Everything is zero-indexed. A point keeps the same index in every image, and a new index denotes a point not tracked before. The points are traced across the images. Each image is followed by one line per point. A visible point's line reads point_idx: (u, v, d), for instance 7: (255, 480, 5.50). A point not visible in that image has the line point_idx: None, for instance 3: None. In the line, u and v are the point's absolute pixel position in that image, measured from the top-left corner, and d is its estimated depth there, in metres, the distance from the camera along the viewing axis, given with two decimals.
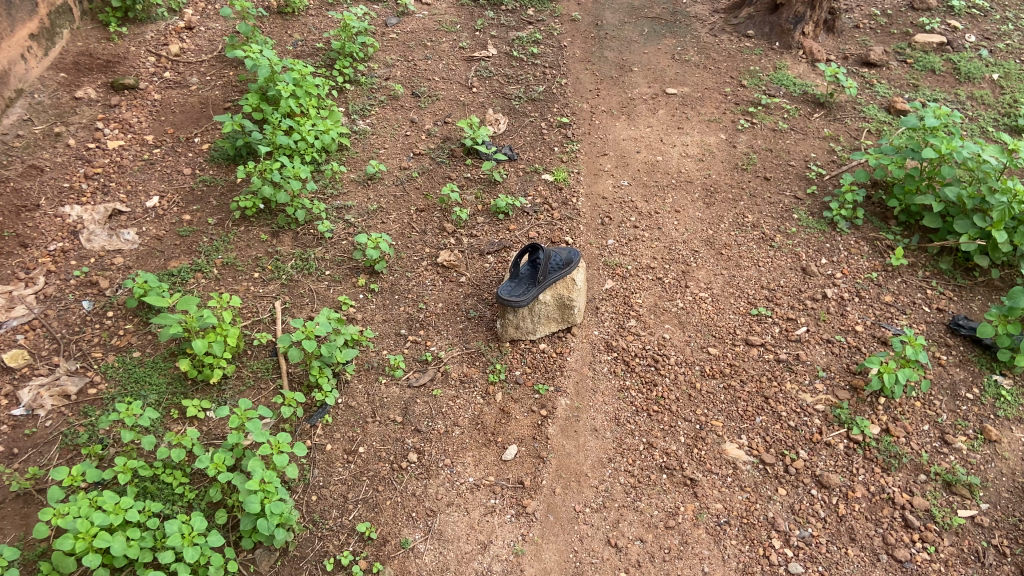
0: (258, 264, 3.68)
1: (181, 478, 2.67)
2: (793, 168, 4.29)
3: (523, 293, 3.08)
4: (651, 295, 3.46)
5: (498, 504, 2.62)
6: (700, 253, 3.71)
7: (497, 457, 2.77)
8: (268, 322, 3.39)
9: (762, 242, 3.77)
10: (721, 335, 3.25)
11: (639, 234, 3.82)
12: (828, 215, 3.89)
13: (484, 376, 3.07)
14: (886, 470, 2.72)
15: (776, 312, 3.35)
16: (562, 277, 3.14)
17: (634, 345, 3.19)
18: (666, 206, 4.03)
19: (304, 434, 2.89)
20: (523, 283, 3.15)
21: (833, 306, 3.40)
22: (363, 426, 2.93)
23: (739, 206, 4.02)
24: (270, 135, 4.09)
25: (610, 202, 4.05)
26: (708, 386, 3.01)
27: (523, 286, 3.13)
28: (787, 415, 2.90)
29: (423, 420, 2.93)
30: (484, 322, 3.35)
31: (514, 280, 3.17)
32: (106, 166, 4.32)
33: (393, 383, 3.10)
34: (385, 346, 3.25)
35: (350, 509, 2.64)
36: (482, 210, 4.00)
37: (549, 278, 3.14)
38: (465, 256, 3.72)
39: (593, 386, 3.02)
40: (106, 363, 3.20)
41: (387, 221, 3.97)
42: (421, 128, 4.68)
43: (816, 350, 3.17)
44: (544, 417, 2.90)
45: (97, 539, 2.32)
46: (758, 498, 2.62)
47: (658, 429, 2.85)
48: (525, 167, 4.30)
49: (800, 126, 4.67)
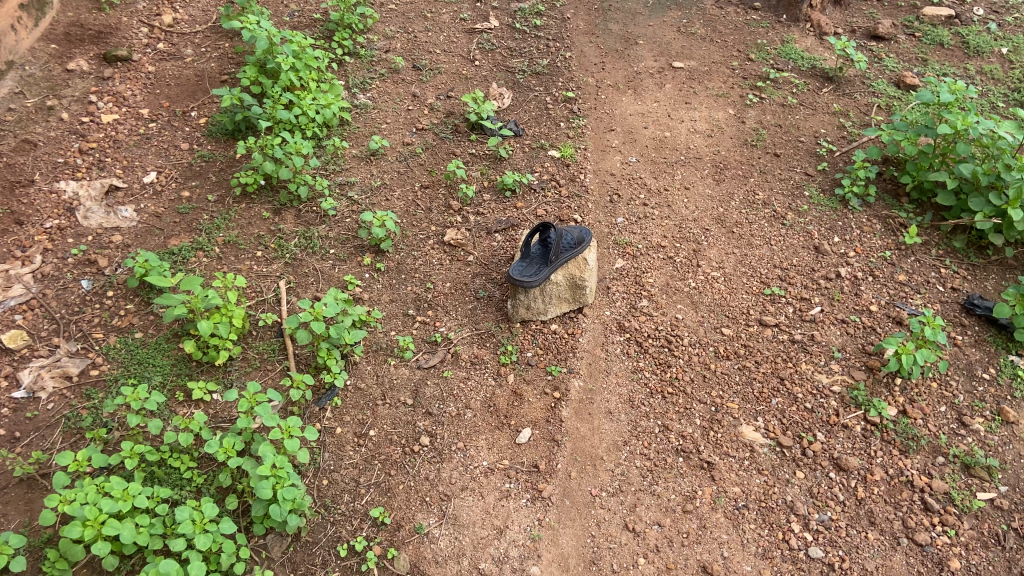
0: (261, 243, 3.60)
1: (189, 462, 2.62)
2: (802, 145, 4.23)
3: (535, 273, 3.03)
4: (662, 274, 3.41)
5: (514, 488, 2.58)
6: (711, 231, 3.65)
7: (511, 441, 2.72)
8: (273, 302, 3.32)
9: (773, 220, 3.72)
10: (735, 316, 3.20)
11: (648, 212, 3.76)
12: (840, 192, 3.83)
13: (495, 358, 3.02)
14: (904, 452, 2.70)
15: (790, 292, 3.31)
16: (574, 257, 3.09)
17: (647, 326, 3.14)
18: (675, 182, 3.96)
19: (313, 417, 2.84)
20: (535, 263, 3.09)
21: (847, 286, 3.35)
22: (373, 409, 2.88)
23: (750, 183, 3.96)
24: (270, 110, 3.98)
25: (618, 179, 3.97)
26: (723, 367, 2.97)
27: (534, 267, 3.07)
28: (803, 397, 2.86)
29: (434, 402, 2.88)
30: (493, 302, 3.30)
31: (525, 260, 3.10)
32: (101, 141, 4.21)
33: (401, 365, 3.05)
34: (393, 328, 3.20)
35: (362, 494, 2.60)
36: (488, 187, 3.92)
37: (561, 258, 3.08)
38: (472, 234, 3.65)
39: (607, 367, 2.97)
40: (107, 344, 3.13)
41: (391, 198, 3.90)
42: (423, 102, 4.58)
43: (831, 331, 3.13)
44: (557, 399, 2.85)
45: (106, 526, 2.27)
46: (776, 481, 2.59)
47: (673, 412, 2.81)
48: (531, 143, 4.21)
49: (809, 101, 4.59)
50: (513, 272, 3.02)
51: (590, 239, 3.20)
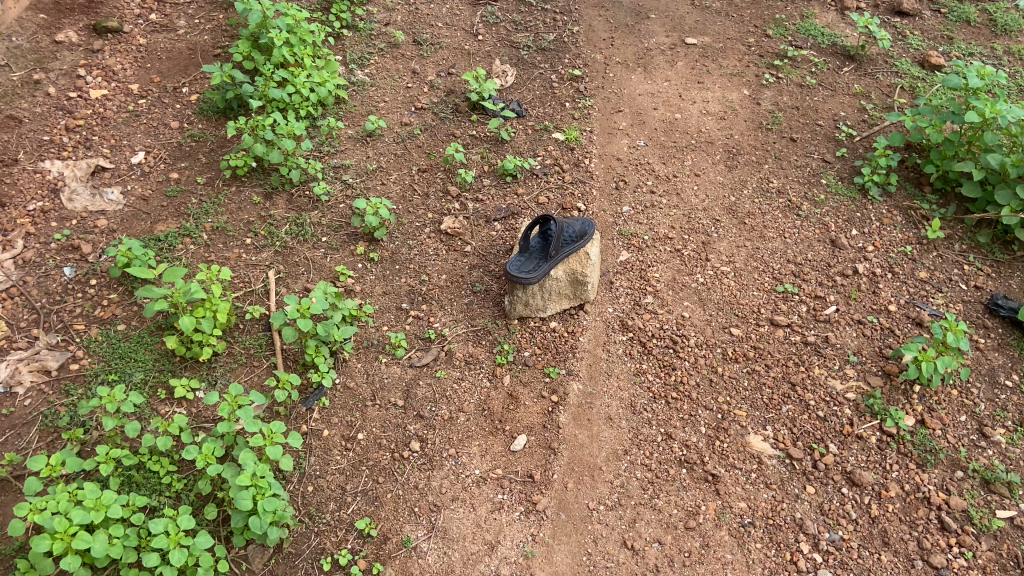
0: (250, 230, 3.46)
1: (168, 466, 2.49)
2: (820, 129, 4.03)
3: (534, 268, 2.88)
4: (669, 268, 3.25)
5: (507, 500, 2.45)
6: (722, 222, 3.48)
7: (505, 448, 2.59)
8: (262, 294, 3.18)
9: (788, 211, 3.54)
10: (744, 314, 3.04)
11: (656, 200, 3.59)
12: (859, 181, 3.65)
13: (491, 358, 2.89)
14: (921, 466, 2.55)
15: (803, 289, 3.14)
16: (576, 249, 2.93)
17: (651, 325, 2.99)
18: (685, 168, 3.78)
19: (300, 419, 2.71)
20: (535, 256, 2.93)
21: (864, 284, 3.18)
22: (362, 410, 2.75)
23: (764, 171, 3.77)
24: (262, 88, 3.81)
25: (625, 165, 3.80)
26: (731, 371, 2.82)
27: (533, 261, 2.91)
28: (815, 405, 2.71)
29: (426, 404, 2.75)
30: (491, 296, 3.15)
31: (523, 255, 2.95)
32: (88, 118, 4.05)
33: (393, 363, 2.91)
34: (385, 323, 3.06)
35: (348, 503, 2.48)
36: (488, 171, 3.76)
37: (563, 251, 2.93)
38: (471, 222, 3.49)
39: (608, 369, 2.83)
40: (88, 337, 3.00)
41: (387, 182, 3.74)
42: (423, 80, 4.39)
43: (846, 332, 2.98)
44: (554, 404, 2.71)
45: (76, 539, 2.15)
46: (785, 496, 2.45)
47: (677, 419, 2.67)
48: (535, 125, 4.03)
49: (828, 81, 4.38)
50: (511, 268, 2.87)
51: (593, 228, 3.04)
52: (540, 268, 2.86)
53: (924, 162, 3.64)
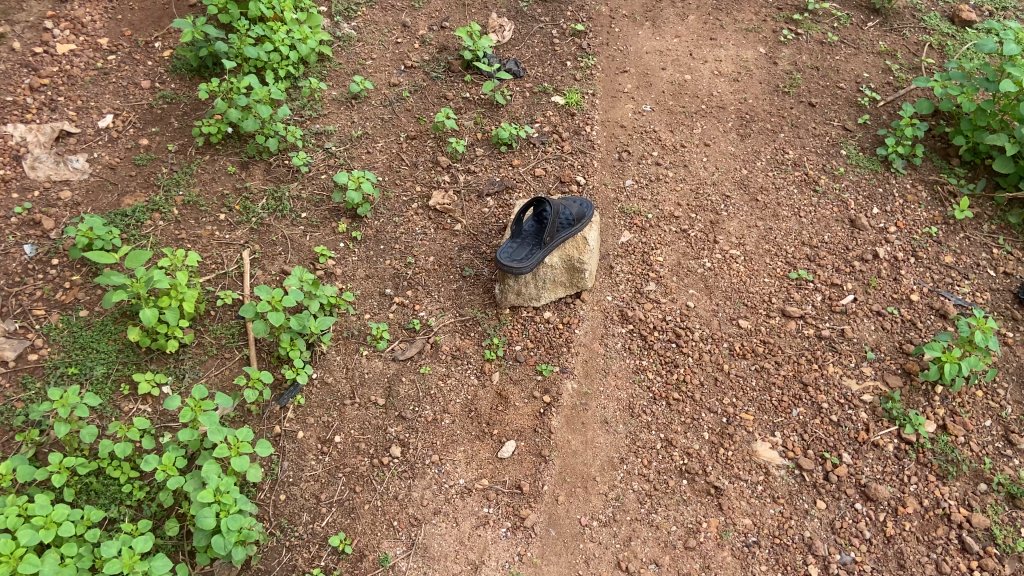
0: (224, 204, 3.23)
1: (129, 473, 2.32)
2: (840, 92, 3.73)
3: (527, 255, 2.65)
4: (674, 251, 3.02)
5: (493, 514, 2.27)
6: (732, 199, 3.23)
7: (492, 454, 2.40)
8: (235, 277, 2.97)
9: (804, 186, 3.29)
10: (754, 304, 2.82)
11: (661, 174, 3.34)
12: (883, 153, 3.39)
13: (480, 352, 2.68)
14: (942, 479, 2.35)
15: (818, 276, 2.91)
16: (572, 233, 2.71)
17: (653, 317, 2.78)
18: (695, 137, 3.51)
19: (273, 419, 2.52)
20: (528, 241, 2.71)
21: (884, 270, 2.95)
22: (340, 409, 2.56)
23: (778, 141, 3.50)
24: (237, 46, 3.52)
25: (628, 133, 3.53)
26: (738, 369, 2.62)
27: (526, 246, 2.69)
28: (828, 408, 2.51)
29: (408, 404, 2.55)
30: (482, 282, 2.93)
31: (516, 240, 2.71)
32: (54, 76, 3.72)
33: (375, 357, 2.72)
34: (367, 311, 2.86)
35: (322, 514, 2.30)
36: (481, 139, 3.50)
37: (559, 236, 2.71)
38: (462, 198, 3.25)
39: (605, 366, 2.62)
40: (48, 323, 2.79)
41: (373, 150, 3.50)
42: (414, 34, 4.08)
43: (865, 325, 2.75)
44: (546, 405, 2.51)
45: (23, 563, 1.98)
46: (793, 512, 2.26)
47: (679, 423, 2.47)
48: (533, 87, 3.74)
49: (851, 38, 4.04)
50: (502, 253, 2.64)
51: (592, 211, 2.82)
52: (534, 255, 2.64)
53: (954, 133, 3.36)
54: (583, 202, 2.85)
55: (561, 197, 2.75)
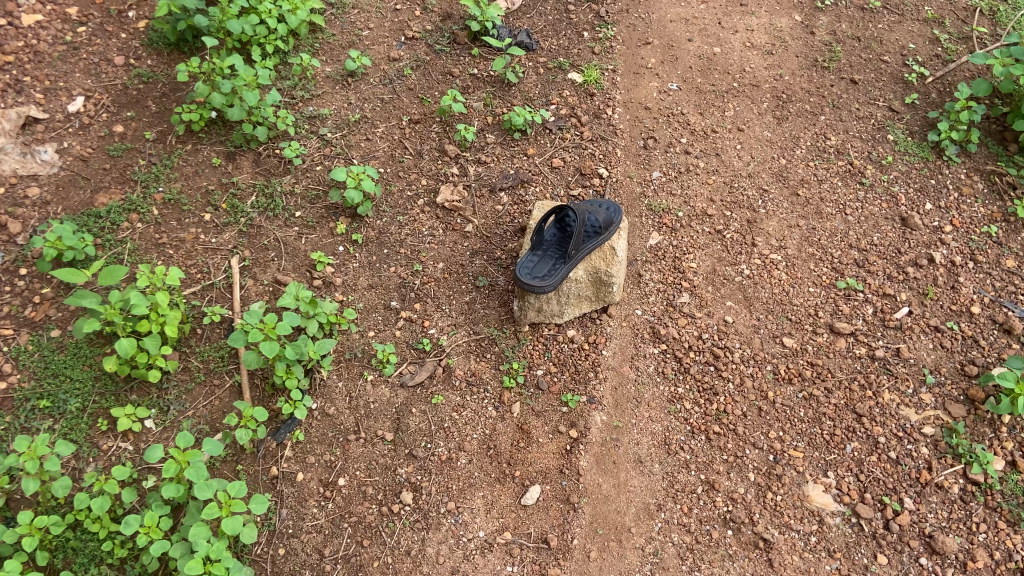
0: (209, 202, 2.92)
1: (109, 528, 2.08)
2: (885, 66, 3.40)
3: (551, 269, 2.37)
4: (708, 256, 2.73)
5: (517, 573, 2.04)
6: (770, 193, 2.93)
7: (515, 501, 2.16)
8: (223, 289, 2.69)
9: (848, 177, 2.99)
10: (799, 319, 2.55)
11: (691, 164, 3.03)
12: (934, 138, 3.07)
13: (497, 378, 2.42)
14: (1015, 526, 2.12)
15: (869, 285, 2.64)
16: (600, 242, 2.42)
17: (688, 335, 2.51)
18: (727, 120, 3.20)
19: (269, 458, 2.28)
20: (551, 252, 2.42)
21: (941, 277, 2.67)
22: (343, 446, 2.31)
23: (819, 125, 3.18)
24: (218, 19, 3.14)
25: (654, 117, 3.21)
26: (784, 397, 2.36)
27: (549, 259, 2.41)
28: (886, 443, 2.26)
29: (419, 440, 2.30)
30: (497, 294, 2.65)
31: (536, 253, 2.42)
32: (20, 53, 3.26)
33: (380, 382, 2.46)
34: (371, 328, 2.59)
35: (326, 573, 2.06)
36: (492, 124, 3.18)
37: (585, 246, 2.42)
38: (472, 194, 2.95)
39: (637, 394, 2.37)
40: (16, 346, 2.47)
41: (372, 137, 3.18)
42: (415, 1, 3.71)
43: (922, 343, 2.49)
44: (573, 441, 2.26)
45: None
46: (852, 569, 2.03)
47: (721, 462, 2.23)
48: (547, 62, 3.40)
49: (894, 3, 3.68)
50: (523, 269, 2.36)
51: (620, 214, 2.53)
52: (559, 269, 2.36)
53: (1014, 115, 3.04)
54: (610, 204, 2.56)
55: (585, 202, 2.47)
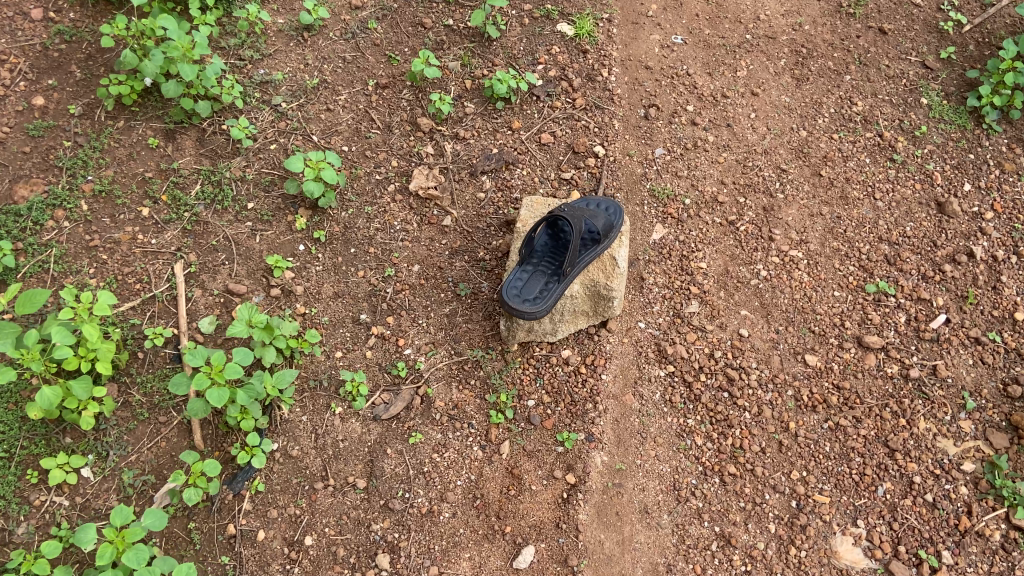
0: (146, 193, 2.52)
1: None
2: (917, 12, 2.99)
3: (543, 288, 2.04)
4: (720, 253, 2.41)
5: None
6: (790, 173, 2.58)
7: (507, 563, 1.91)
8: (167, 301, 2.34)
9: (877, 151, 2.64)
10: (823, 330, 2.26)
11: (699, 138, 2.66)
12: (974, 104, 2.69)
13: (483, 410, 2.13)
14: None
15: (901, 288, 2.34)
16: (598, 251, 2.09)
17: (698, 353, 2.21)
18: (739, 81, 2.81)
19: (225, 513, 2.00)
20: (542, 266, 2.09)
21: (981, 275, 2.37)
22: (309, 497, 2.03)
23: (843, 88, 2.80)
24: None
25: (656, 79, 2.81)
26: (807, 428, 2.10)
27: (540, 275, 2.07)
28: (921, 483, 2.02)
29: (396, 488, 2.02)
30: (481, 304, 2.33)
31: (525, 267, 2.08)
32: None
33: (350, 416, 2.16)
34: (338, 347, 2.26)
35: None
36: (471, 90, 2.77)
37: (581, 256, 2.09)
38: (450, 179, 2.58)
39: (641, 429, 2.09)
40: None
41: (334, 106, 2.77)
42: None
43: (960, 358, 2.22)
44: (571, 488, 2.00)
45: None
46: None
47: (737, 511, 1.98)
48: (533, 8, 2.92)
49: None
50: (510, 290, 2.02)
51: (620, 215, 2.19)
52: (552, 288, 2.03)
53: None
54: (608, 203, 2.22)
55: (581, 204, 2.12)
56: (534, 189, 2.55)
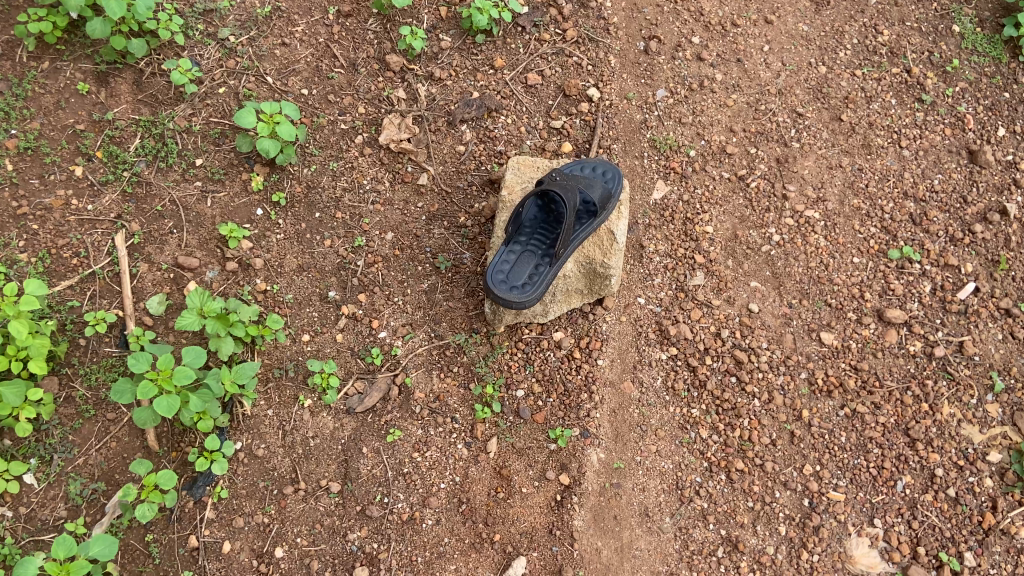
0: (79, 148, 2.13)
1: None
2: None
3: (532, 273, 1.80)
4: (727, 213, 2.16)
5: None
6: (807, 118, 2.30)
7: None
8: (111, 278, 2.07)
9: (904, 90, 2.35)
10: (840, 304, 2.05)
11: (706, 77, 2.36)
12: (1012, 35, 2.40)
13: (467, 402, 1.93)
14: None
15: (927, 252, 2.12)
16: (595, 227, 1.84)
17: (703, 333, 2.00)
18: (751, 7, 2.48)
19: (186, 523, 1.81)
20: (531, 245, 1.84)
21: (1014, 236, 2.15)
22: (277, 502, 1.84)
23: (867, 15, 2.48)
24: None
25: (657, 4, 2.47)
26: (822, 417, 1.92)
27: (529, 255, 1.83)
28: (944, 476, 1.86)
29: (373, 493, 1.84)
30: (463, 279, 2.12)
31: (512, 247, 1.84)
32: None
33: (320, 408, 1.95)
34: (305, 330, 2.03)
35: None
36: (448, 18, 2.41)
37: (575, 233, 1.84)
38: (427, 130, 2.29)
39: (641, 421, 1.91)
40: None
41: (291, 36, 2.37)
42: None
43: (989, 333, 2.03)
44: (564, 490, 1.83)
45: None
46: None
47: (746, 511, 1.82)
48: None
49: None
50: (496, 274, 1.78)
51: (619, 181, 1.93)
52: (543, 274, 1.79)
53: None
54: (607, 167, 1.95)
55: (577, 173, 1.85)
56: (520, 142, 2.27)
